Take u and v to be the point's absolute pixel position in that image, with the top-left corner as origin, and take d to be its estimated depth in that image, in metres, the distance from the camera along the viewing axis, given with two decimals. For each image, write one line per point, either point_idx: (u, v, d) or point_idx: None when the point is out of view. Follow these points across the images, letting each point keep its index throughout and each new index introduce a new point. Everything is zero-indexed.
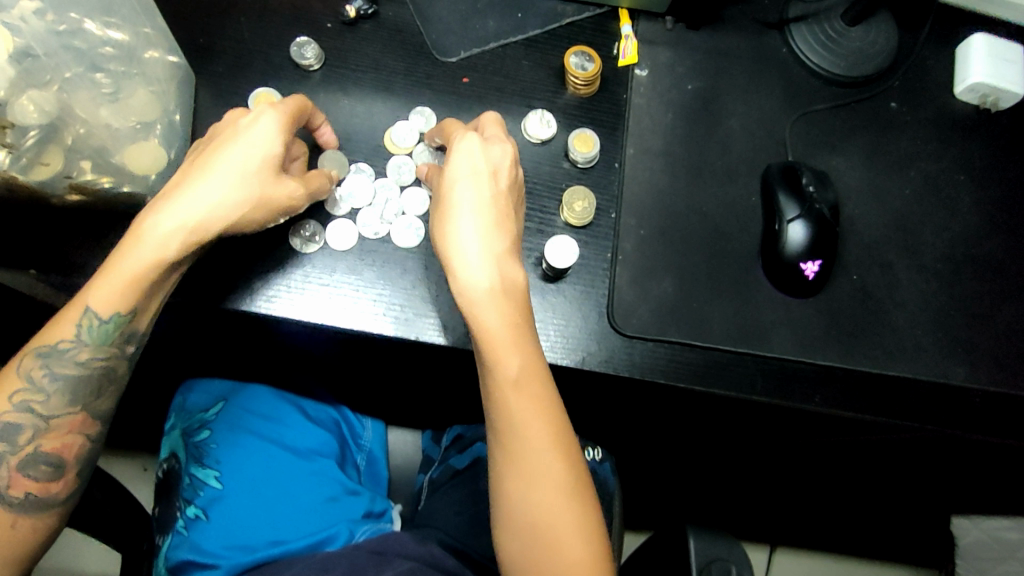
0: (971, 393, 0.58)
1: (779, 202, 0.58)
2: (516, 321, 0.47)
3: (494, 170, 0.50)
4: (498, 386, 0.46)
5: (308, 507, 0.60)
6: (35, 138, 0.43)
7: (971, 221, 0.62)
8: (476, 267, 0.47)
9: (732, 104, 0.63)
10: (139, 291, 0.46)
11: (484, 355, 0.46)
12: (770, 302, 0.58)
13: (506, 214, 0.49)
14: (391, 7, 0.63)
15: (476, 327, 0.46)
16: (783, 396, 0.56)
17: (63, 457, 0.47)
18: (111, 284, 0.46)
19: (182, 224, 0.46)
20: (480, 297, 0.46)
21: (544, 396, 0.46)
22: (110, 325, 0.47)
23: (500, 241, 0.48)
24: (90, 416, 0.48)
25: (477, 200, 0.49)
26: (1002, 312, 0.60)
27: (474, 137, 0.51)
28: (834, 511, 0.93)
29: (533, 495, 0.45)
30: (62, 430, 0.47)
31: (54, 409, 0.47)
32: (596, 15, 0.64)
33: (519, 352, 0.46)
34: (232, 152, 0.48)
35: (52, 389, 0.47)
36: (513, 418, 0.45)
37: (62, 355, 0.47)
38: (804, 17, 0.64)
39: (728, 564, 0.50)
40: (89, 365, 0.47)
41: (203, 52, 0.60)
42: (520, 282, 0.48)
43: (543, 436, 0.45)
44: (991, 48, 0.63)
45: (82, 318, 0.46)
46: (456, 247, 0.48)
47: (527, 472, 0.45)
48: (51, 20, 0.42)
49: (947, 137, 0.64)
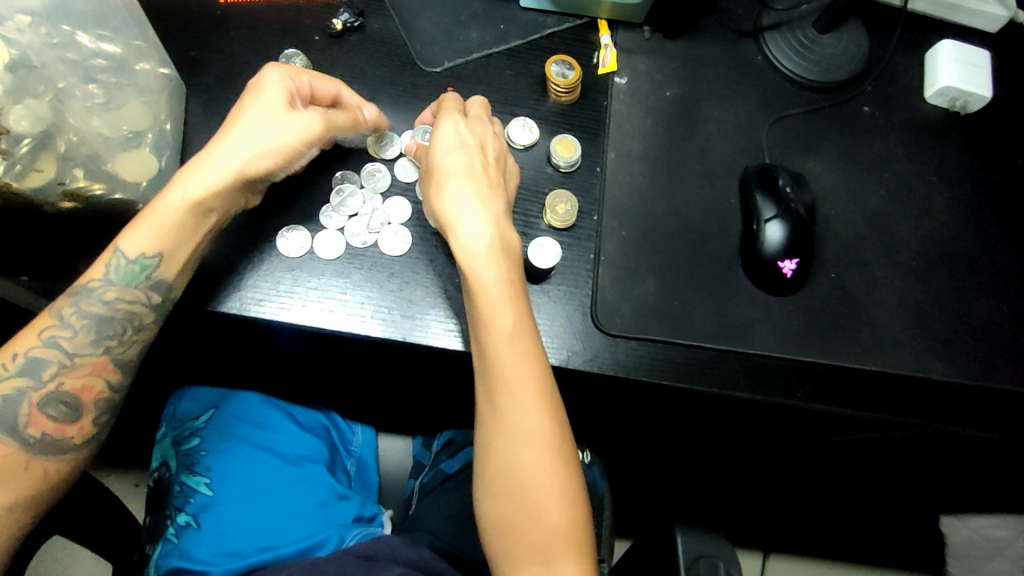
0: (949, 387, 0.59)
1: (756, 202, 0.59)
2: (510, 277, 0.49)
3: (481, 144, 0.54)
4: (492, 343, 0.47)
5: (296, 512, 0.60)
6: (28, 146, 0.44)
7: (945, 219, 0.64)
8: (473, 224, 0.49)
9: (709, 109, 0.65)
10: (177, 237, 0.49)
11: (479, 312, 0.48)
12: (751, 300, 0.59)
13: (495, 183, 0.53)
14: (377, 20, 0.65)
15: (473, 282, 0.48)
16: (765, 391, 0.57)
17: (82, 398, 0.48)
18: (150, 230, 0.49)
19: (226, 171, 0.49)
20: (480, 253, 0.49)
21: (535, 356, 0.47)
22: (137, 266, 0.49)
23: (493, 204, 0.51)
24: (112, 362, 0.49)
25: (467, 167, 0.52)
26: (977, 307, 0.61)
27: (457, 115, 0.54)
28: (824, 513, 0.93)
29: (520, 453, 0.46)
30: (85, 370, 0.48)
31: (79, 347, 0.48)
32: (576, 26, 0.66)
33: (513, 311, 0.48)
34: (262, 98, 0.52)
35: (79, 326, 0.48)
36: (502, 375, 0.46)
37: (91, 295, 0.49)
38: (777, 25, 0.66)
39: (716, 561, 0.51)
40: (115, 307, 0.49)
41: (194, 66, 0.62)
42: (514, 244, 0.51)
43: (530, 394, 0.46)
44: (958, 53, 0.66)
45: (111, 259, 0.49)
46: (454, 211, 0.50)
47: (515, 431, 0.46)
48: (45, 32, 0.45)
49: (919, 139, 0.66)
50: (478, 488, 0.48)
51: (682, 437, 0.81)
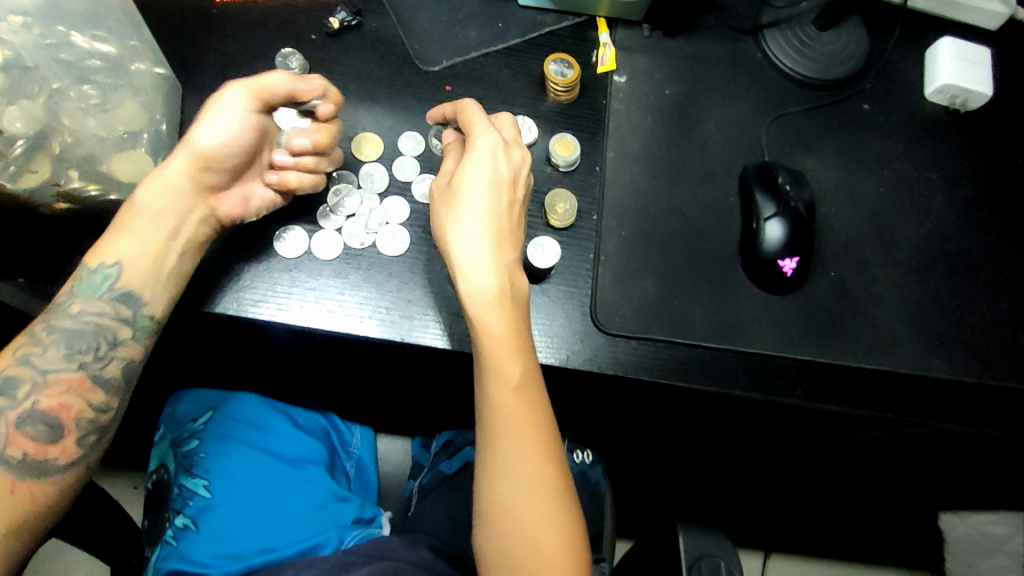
0: (950, 385, 0.59)
1: (756, 201, 0.59)
2: (518, 327, 0.49)
3: (513, 177, 0.52)
4: (492, 387, 0.47)
5: (296, 514, 0.60)
6: (23, 148, 0.44)
7: (945, 218, 0.63)
8: (481, 272, 0.49)
9: (709, 107, 0.65)
10: (131, 244, 0.51)
11: (485, 357, 0.48)
12: (751, 299, 0.59)
13: (513, 223, 0.51)
14: (374, 19, 0.65)
15: (479, 329, 0.48)
16: (765, 391, 0.57)
17: (60, 416, 0.47)
18: (114, 239, 0.51)
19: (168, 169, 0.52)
20: (485, 298, 0.48)
21: (537, 404, 0.47)
22: (99, 276, 0.50)
23: (505, 248, 0.50)
24: (88, 377, 0.49)
25: (488, 204, 0.50)
26: (977, 306, 0.61)
27: (497, 138, 0.52)
28: (823, 511, 0.93)
29: (520, 500, 0.45)
30: (59, 387, 0.48)
31: (51, 364, 0.48)
32: (575, 24, 0.66)
33: (519, 359, 0.48)
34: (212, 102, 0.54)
35: (50, 342, 0.49)
36: (503, 422, 0.46)
37: (61, 311, 0.50)
38: (777, 23, 0.66)
39: (717, 561, 0.51)
40: (83, 320, 0.49)
41: (190, 65, 0.62)
42: (522, 292, 0.50)
43: (531, 442, 0.46)
44: (958, 50, 0.66)
45: (79, 275, 0.51)
46: (462, 249, 0.49)
47: (517, 478, 0.46)
48: (38, 33, 0.44)
49: (919, 137, 0.65)
50: (477, 533, 0.47)
51: (682, 437, 0.81)
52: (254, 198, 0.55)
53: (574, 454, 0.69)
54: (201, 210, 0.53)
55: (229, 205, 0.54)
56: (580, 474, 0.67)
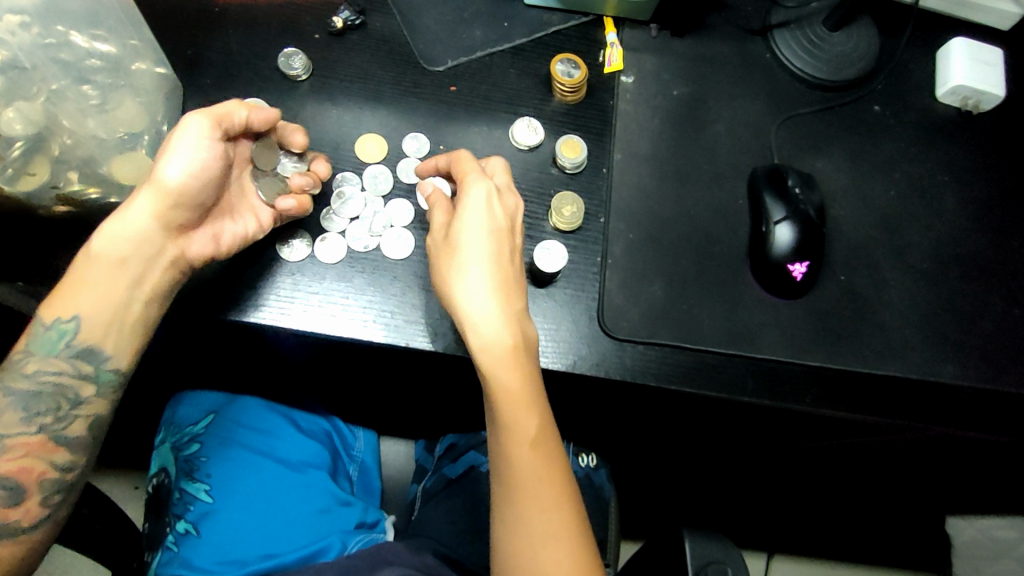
0: (961, 391, 0.58)
1: (765, 204, 0.58)
2: (531, 377, 0.47)
3: (510, 224, 0.49)
4: (507, 443, 0.46)
5: (299, 519, 0.59)
6: (20, 149, 0.44)
7: (956, 221, 0.63)
8: (493, 327, 0.46)
9: (717, 108, 0.64)
10: (93, 297, 0.47)
11: (500, 413, 0.46)
12: (759, 304, 0.58)
13: (515, 270, 0.49)
14: (378, 18, 0.64)
15: (495, 387, 0.46)
16: (774, 398, 0.56)
17: (22, 480, 0.46)
18: (73, 290, 0.47)
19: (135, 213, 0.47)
20: (498, 354, 0.46)
21: (554, 454, 0.46)
22: (55, 333, 0.47)
23: (512, 298, 0.48)
24: (50, 440, 0.47)
25: (490, 254, 0.48)
26: (989, 310, 0.60)
27: (491, 184, 0.49)
28: (829, 515, 0.93)
29: (541, 553, 0.44)
30: (19, 452, 0.46)
31: (8, 428, 0.46)
32: (581, 23, 0.65)
33: (535, 412, 0.46)
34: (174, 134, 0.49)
35: (5, 403, 0.46)
36: (521, 473, 0.45)
37: (16, 371, 0.47)
38: (786, 23, 0.65)
39: (724, 568, 0.50)
40: (39, 380, 0.47)
41: (191, 64, 0.61)
42: (532, 340, 0.48)
43: (549, 492, 0.45)
44: (970, 51, 0.65)
45: (33, 330, 0.48)
46: (470, 302, 0.47)
47: (537, 530, 0.44)
48: (37, 33, 0.43)
49: (930, 139, 0.65)
50: None
51: (688, 441, 0.80)
52: (224, 235, 0.52)
53: (580, 458, 0.68)
54: (171, 253, 0.49)
55: (199, 246, 0.51)
56: (585, 478, 0.67)
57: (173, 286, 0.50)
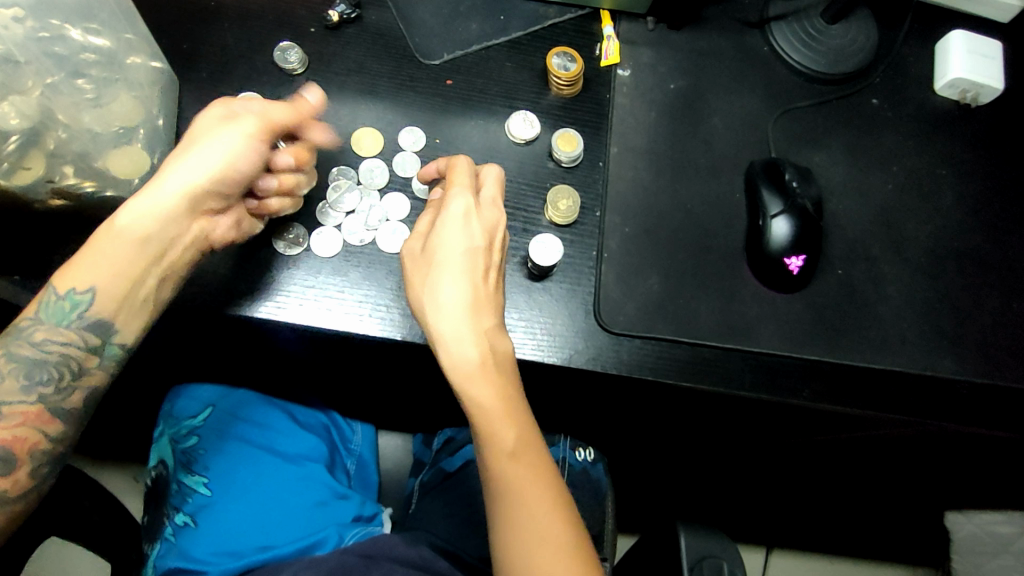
0: (958, 385, 0.58)
1: (762, 197, 0.58)
2: (508, 392, 0.47)
3: (489, 242, 0.50)
4: (495, 458, 0.45)
5: (295, 512, 0.59)
6: (16, 144, 0.43)
7: (954, 214, 0.62)
8: (464, 343, 0.47)
9: (714, 102, 0.63)
10: (114, 269, 0.46)
11: (477, 428, 0.46)
12: (756, 298, 0.58)
13: (493, 288, 0.49)
14: (374, 11, 0.64)
15: (468, 402, 0.46)
16: (771, 391, 0.56)
17: (15, 451, 0.44)
18: (88, 258, 0.46)
19: (173, 196, 0.47)
20: (469, 372, 0.46)
21: (538, 460, 0.46)
22: (68, 302, 0.46)
23: (485, 315, 0.48)
24: (48, 410, 0.45)
25: (465, 274, 0.48)
26: (987, 304, 0.60)
27: (470, 201, 0.50)
28: (826, 509, 0.93)
29: (537, 559, 0.43)
30: (16, 420, 0.44)
31: (7, 395, 0.44)
32: (578, 16, 0.65)
33: (513, 423, 0.46)
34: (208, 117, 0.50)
35: (6, 370, 0.44)
36: (509, 484, 0.45)
37: (21, 336, 0.46)
38: (783, 16, 0.65)
39: (720, 562, 0.50)
40: (46, 349, 0.46)
41: (188, 58, 0.61)
42: (507, 356, 0.48)
43: (538, 498, 0.45)
44: (969, 44, 0.64)
45: (44, 297, 0.46)
46: (443, 319, 0.47)
47: (530, 536, 0.44)
48: (31, 26, 0.42)
49: (929, 132, 0.64)
50: None
51: (685, 436, 0.80)
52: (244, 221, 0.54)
53: (578, 452, 0.68)
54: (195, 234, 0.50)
55: (222, 229, 0.52)
56: (582, 472, 0.66)
57: (189, 263, 0.51)
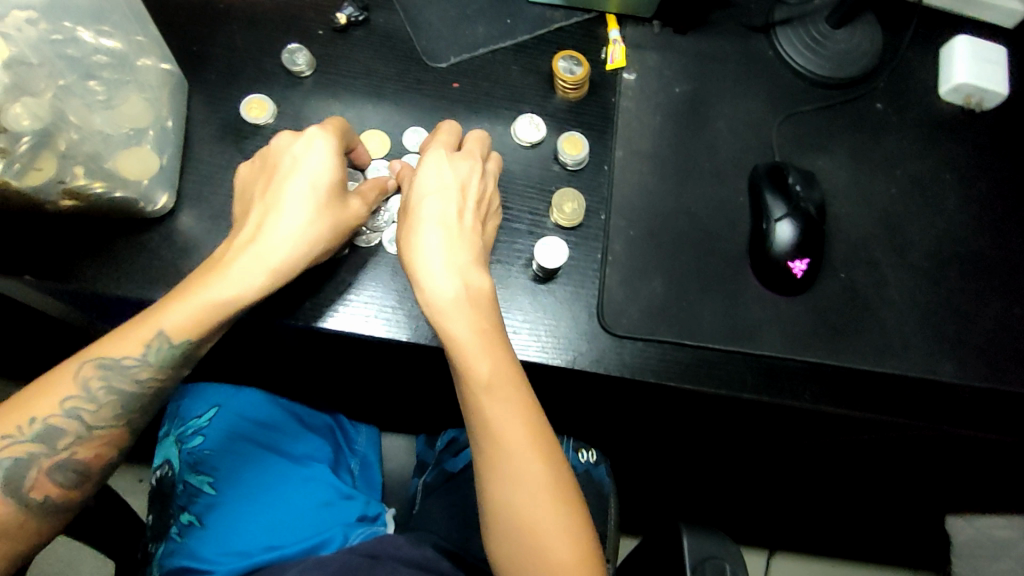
0: (959, 390, 0.58)
1: (767, 202, 0.58)
2: (485, 326, 0.47)
3: (463, 186, 0.52)
4: (470, 391, 0.46)
5: (301, 511, 0.60)
6: (28, 145, 0.43)
7: (957, 219, 0.63)
8: (439, 279, 0.48)
9: (719, 106, 0.64)
10: (220, 325, 0.48)
11: (455, 363, 0.47)
12: (760, 301, 0.58)
13: (472, 230, 0.51)
14: (381, 14, 0.64)
15: (445, 336, 0.47)
16: (772, 394, 0.56)
17: (93, 468, 0.45)
18: (194, 314, 0.47)
19: (283, 270, 0.49)
20: (446, 307, 0.47)
21: (520, 394, 0.46)
22: (178, 349, 0.47)
23: (463, 253, 0.49)
24: (129, 433, 0.47)
25: (441, 215, 0.50)
26: (989, 309, 0.60)
27: (443, 153, 0.53)
28: (828, 512, 0.93)
29: (517, 492, 0.44)
30: (102, 443, 0.46)
31: (100, 420, 0.45)
32: (584, 20, 0.65)
33: (489, 355, 0.46)
34: (317, 185, 0.50)
35: (105, 400, 0.45)
36: (490, 420, 0.45)
37: (124, 370, 0.46)
38: (789, 21, 0.65)
39: (722, 563, 0.50)
40: (144, 383, 0.47)
41: (196, 60, 0.61)
42: (485, 291, 0.49)
43: (519, 432, 0.45)
44: (974, 49, 0.65)
45: (154, 339, 0.46)
46: (422, 259, 0.49)
47: (510, 472, 0.44)
48: (44, 29, 0.43)
49: (933, 137, 0.65)
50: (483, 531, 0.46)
51: (688, 437, 0.80)
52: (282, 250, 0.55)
53: (580, 453, 0.68)
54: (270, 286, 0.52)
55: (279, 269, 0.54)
56: (584, 473, 0.67)
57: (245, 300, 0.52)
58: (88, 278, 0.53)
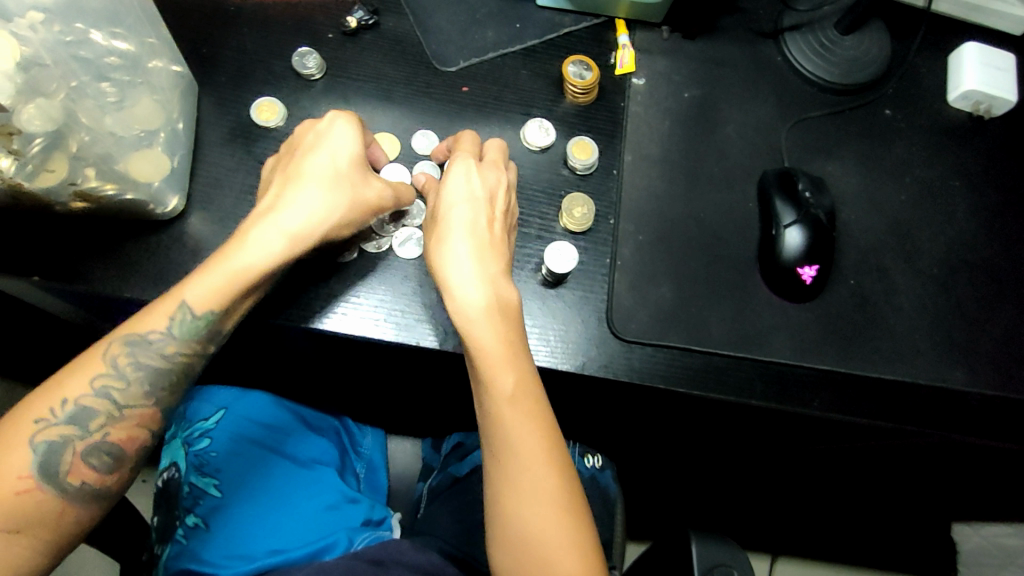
0: (969, 397, 0.57)
1: (776, 208, 0.58)
2: (511, 337, 0.47)
3: (490, 195, 0.52)
4: (492, 401, 0.45)
5: (307, 514, 0.59)
6: (40, 146, 0.43)
7: (966, 226, 0.62)
8: (470, 286, 0.48)
9: (728, 111, 0.64)
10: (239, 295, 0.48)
11: (480, 373, 0.46)
12: (769, 307, 0.58)
13: (499, 239, 0.51)
14: (391, 18, 0.64)
15: (471, 345, 0.47)
16: (781, 401, 0.56)
17: (127, 450, 0.45)
18: (215, 281, 0.47)
19: (302, 236, 0.49)
20: (476, 316, 0.47)
21: (538, 408, 0.46)
22: (202, 322, 0.47)
23: (491, 262, 0.50)
24: (160, 413, 0.47)
25: (469, 225, 0.50)
26: (998, 316, 0.60)
27: (470, 162, 0.53)
28: (834, 519, 0.92)
29: (527, 503, 0.44)
30: (135, 422, 0.45)
31: (130, 398, 0.45)
32: (593, 25, 0.65)
33: (514, 367, 0.46)
34: (335, 158, 0.52)
35: (134, 377, 0.45)
36: (506, 430, 0.45)
37: (150, 346, 0.46)
38: (798, 27, 0.65)
39: (729, 570, 0.50)
40: (172, 359, 0.47)
41: (207, 63, 0.61)
42: (514, 302, 0.49)
43: (534, 444, 0.45)
44: (982, 55, 0.65)
45: (177, 312, 0.46)
46: (449, 268, 0.49)
47: (521, 483, 0.44)
48: (57, 30, 0.43)
49: (941, 144, 0.64)
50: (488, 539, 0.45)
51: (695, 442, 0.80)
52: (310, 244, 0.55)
53: (586, 458, 0.68)
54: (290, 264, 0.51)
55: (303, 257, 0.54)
56: (591, 478, 0.66)
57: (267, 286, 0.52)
58: (96, 279, 0.53)
